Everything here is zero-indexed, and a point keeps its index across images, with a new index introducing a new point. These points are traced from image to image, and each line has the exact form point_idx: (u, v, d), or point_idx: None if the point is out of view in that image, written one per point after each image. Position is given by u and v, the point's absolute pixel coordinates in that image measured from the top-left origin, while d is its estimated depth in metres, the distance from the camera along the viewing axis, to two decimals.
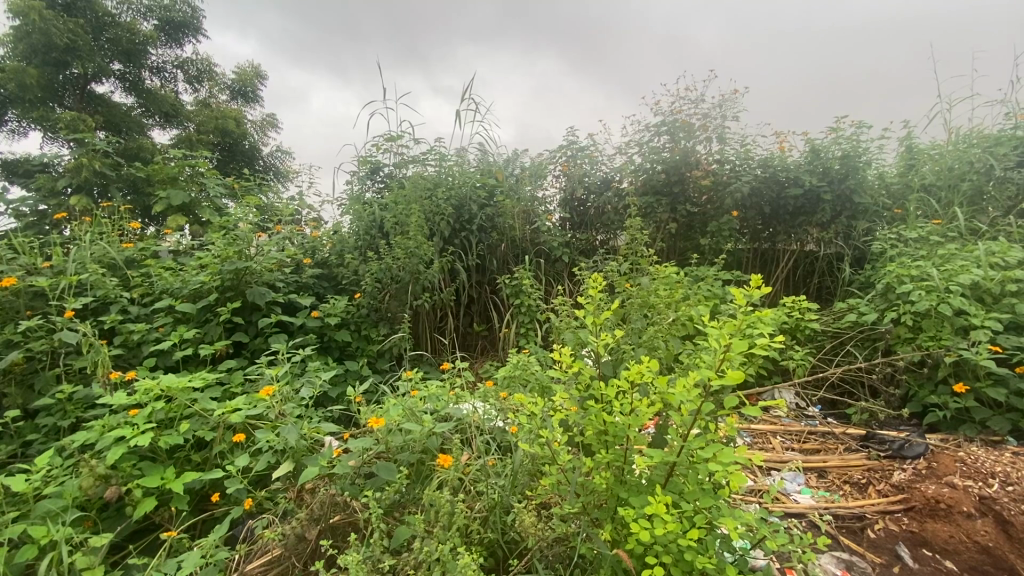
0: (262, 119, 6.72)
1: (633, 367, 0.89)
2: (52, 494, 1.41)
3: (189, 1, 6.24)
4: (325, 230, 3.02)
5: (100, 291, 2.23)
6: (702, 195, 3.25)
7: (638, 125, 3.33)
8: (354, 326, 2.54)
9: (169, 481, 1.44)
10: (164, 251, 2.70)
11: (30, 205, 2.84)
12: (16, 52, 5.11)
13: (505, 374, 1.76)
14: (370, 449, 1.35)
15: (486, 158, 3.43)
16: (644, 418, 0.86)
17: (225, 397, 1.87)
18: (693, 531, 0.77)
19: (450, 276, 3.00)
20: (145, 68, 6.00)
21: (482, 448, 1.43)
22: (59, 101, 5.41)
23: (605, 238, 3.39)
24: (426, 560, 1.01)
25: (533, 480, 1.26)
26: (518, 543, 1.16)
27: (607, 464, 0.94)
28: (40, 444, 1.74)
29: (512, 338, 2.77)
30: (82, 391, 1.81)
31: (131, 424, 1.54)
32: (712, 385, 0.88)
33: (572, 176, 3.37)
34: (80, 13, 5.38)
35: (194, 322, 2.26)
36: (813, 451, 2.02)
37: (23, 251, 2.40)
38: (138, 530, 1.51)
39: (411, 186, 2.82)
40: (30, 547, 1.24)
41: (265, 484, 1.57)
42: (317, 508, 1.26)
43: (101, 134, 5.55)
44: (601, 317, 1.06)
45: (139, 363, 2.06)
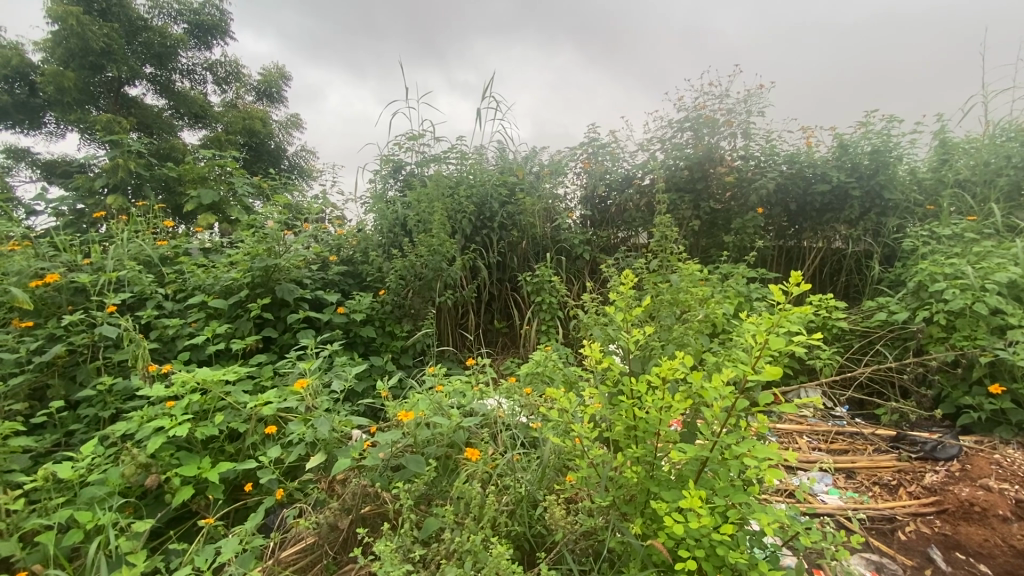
0: (286, 119, 6.82)
1: (665, 362, 0.89)
2: (96, 481, 1.47)
3: (217, 5, 6.39)
4: (349, 228, 3.06)
5: (137, 288, 2.30)
6: (725, 193, 3.21)
7: (660, 121, 3.29)
8: (378, 323, 2.58)
9: (206, 470, 1.49)
10: (195, 248, 2.78)
11: (70, 203, 2.95)
12: (54, 57, 5.29)
13: (527, 371, 1.77)
14: (399, 441, 1.38)
15: (506, 155, 3.44)
16: (675, 414, 0.86)
17: (257, 391, 1.92)
18: (726, 527, 0.77)
19: (471, 274, 3.03)
20: (175, 71, 6.16)
21: (507, 443, 1.45)
22: (96, 104, 5.60)
23: (626, 236, 3.37)
24: (458, 550, 1.04)
25: (559, 474, 1.27)
26: (544, 537, 1.19)
27: (637, 458, 0.95)
28: (83, 434, 1.81)
29: (534, 335, 2.79)
30: (122, 383, 1.89)
31: (168, 415, 1.60)
32: (746, 382, 0.88)
33: (593, 174, 3.35)
34: (114, 18, 5.55)
35: (226, 318, 2.33)
36: (840, 451, 1.98)
37: (65, 249, 2.49)
38: (176, 517, 1.57)
39: (433, 185, 2.85)
40: (77, 532, 1.30)
41: (296, 475, 1.61)
42: (348, 499, 1.29)
43: (135, 135, 5.73)
44: (631, 314, 1.06)
45: (174, 357, 2.14)
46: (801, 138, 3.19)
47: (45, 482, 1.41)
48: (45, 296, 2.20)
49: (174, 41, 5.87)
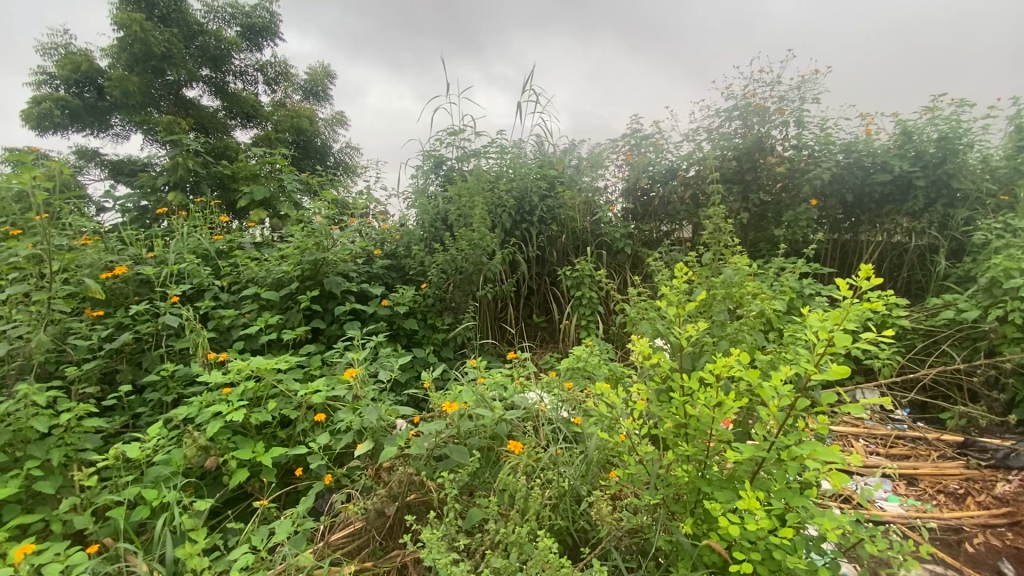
0: (331, 117, 7.01)
1: (720, 359, 0.86)
2: (161, 461, 1.56)
3: (268, 7, 6.61)
4: (392, 223, 3.12)
5: (195, 280, 2.43)
6: (776, 184, 3.08)
7: (707, 110, 3.18)
8: (420, 315, 2.63)
9: (260, 455, 1.56)
10: (248, 243, 2.90)
11: (135, 201, 3.13)
12: (120, 62, 5.62)
13: (568, 365, 1.75)
14: (443, 432, 1.40)
15: (545, 149, 3.41)
16: (729, 412, 0.83)
17: (306, 379, 1.99)
18: (785, 531, 0.74)
19: (511, 268, 3.03)
20: (229, 73, 6.43)
21: (549, 437, 1.45)
22: (157, 106, 5.92)
23: (669, 230, 3.29)
24: (503, 541, 1.04)
25: (602, 471, 1.26)
26: (588, 532, 1.18)
27: (687, 457, 0.92)
28: (148, 416, 1.93)
29: (573, 330, 2.78)
30: (183, 370, 2.00)
31: (225, 400, 1.68)
32: (807, 380, 0.84)
33: (636, 166, 3.25)
34: (174, 23, 5.84)
35: (278, 309, 2.42)
36: (901, 457, 1.87)
37: (131, 243, 2.65)
38: (232, 498, 1.65)
39: (474, 179, 2.86)
40: (145, 507, 1.39)
41: (343, 462, 1.66)
42: (395, 486, 1.32)
43: (193, 135, 6.03)
44: (682, 309, 1.03)
45: (230, 346, 2.25)
46: (859, 125, 3.02)
47: (116, 461, 1.51)
48: (114, 287, 2.35)
49: (228, 44, 6.12)
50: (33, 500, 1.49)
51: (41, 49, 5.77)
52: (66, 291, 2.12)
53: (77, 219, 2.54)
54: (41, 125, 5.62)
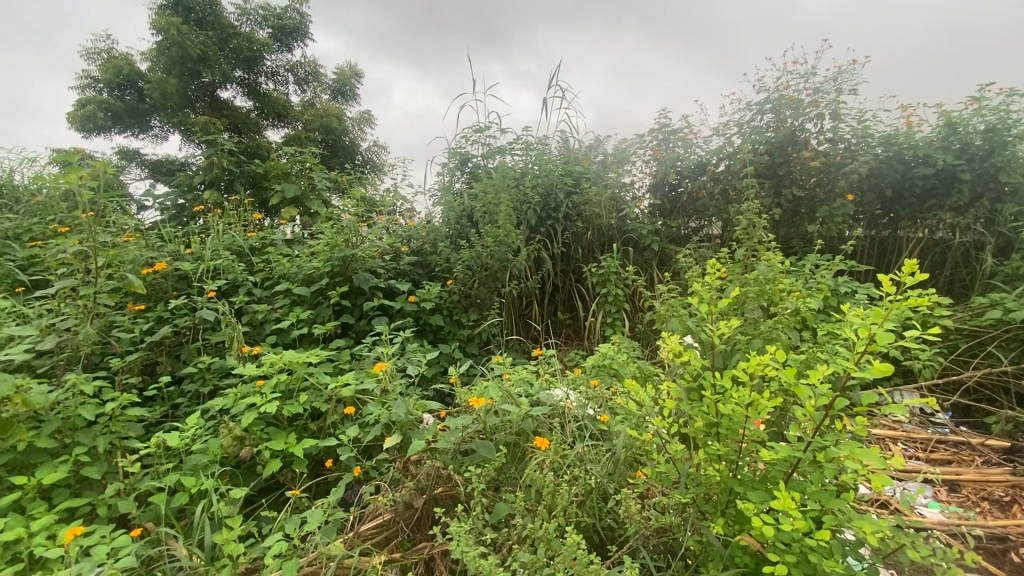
0: (359, 116, 7.12)
1: (754, 357, 0.84)
2: (198, 450, 1.62)
3: (298, 9, 6.74)
4: (419, 220, 3.16)
5: (230, 276, 2.50)
6: (809, 178, 2.99)
7: (738, 104, 3.11)
8: (446, 311, 2.65)
9: (292, 446, 1.60)
10: (280, 240, 2.97)
11: (173, 199, 3.25)
12: (159, 65, 5.82)
13: (594, 362, 1.74)
14: (469, 426, 1.41)
15: (571, 145, 3.39)
16: (764, 411, 0.81)
17: (336, 373, 2.03)
18: (823, 533, 0.72)
19: (536, 265, 3.02)
20: (261, 74, 6.59)
21: (575, 434, 1.44)
22: (193, 107, 6.11)
23: (698, 226, 3.22)
24: (531, 536, 1.05)
25: (630, 469, 1.25)
26: (615, 530, 1.17)
27: (719, 456, 0.90)
28: (186, 407, 2.00)
29: (599, 327, 2.76)
30: (219, 362, 2.06)
31: (259, 392, 1.73)
32: (846, 379, 0.81)
33: (664, 161, 3.19)
34: (209, 26, 6.02)
35: (308, 305, 2.48)
36: (942, 462, 1.80)
37: (170, 240, 2.75)
38: (266, 487, 1.70)
39: (500, 176, 2.87)
40: (185, 494, 1.44)
41: (372, 454, 1.69)
42: (422, 480, 1.33)
43: (227, 135, 6.21)
44: (714, 306, 1.01)
45: (263, 340, 2.31)
46: (900, 117, 2.90)
47: (158, 449, 1.57)
48: (154, 282, 2.45)
49: (260, 46, 6.27)
50: (81, 484, 1.57)
51: (86, 53, 6.02)
52: (110, 286, 2.21)
53: (120, 216, 2.65)
54: (86, 126, 5.88)
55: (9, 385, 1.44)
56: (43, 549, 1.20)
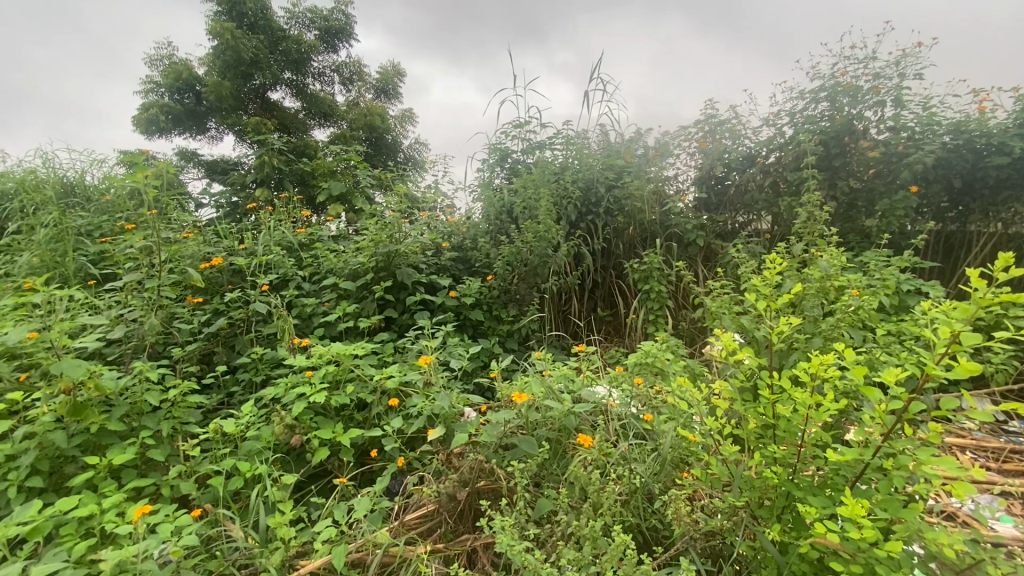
0: (401, 114, 7.26)
1: (819, 355, 0.79)
2: (252, 437, 1.69)
3: (343, 10, 6.89)
4: (459, 216, 3.18)
5: (281, 270, 2.60)
6: (867, 170, 2.83)
7: (790, 92, 2.98)
8: (486, 306, 2.66)
9: (340, 435, 1.65)
10: (327, 236, 3.06)
11: (228, 197, 3.40)
12: (215, 68, 6.09)
13: (636, 360, 1.71)
14: (511, 421, 1.41)
15: (611, 138, 3.32)
16: (829, 414, 0.77)
17: (380, 366, 2.08)
18: (894, 544, 0.68)
19: (576, 260, 3.00)
20: (309, 75, 6.79)
21: (618, 432, 1.42)
22: (245, 109, 6.37)
23: (746, 220, 3.11)
24: (577, 533, 1.04)
25: (676, 470, 1.23)
26: (661, 531, 1.15)
27: (777, 459, 0.86)
28: (241, 395, 2.09)
29: (641, 324, 2.72)
30: (270, 353, 2.15)
31: (308, 383, 1.79)
32: (921, 380, 0.76)
33: (710, 153, 3.08)
34: (261, 30, 6.25)
35: (354, 299, 2.55)
36: (1017, 473, 1.66)
37: (226, 236, 2.88)
38: (315, 475, 1.76)
39: (540, 171, 2.86)
40: (240, 478, 1.51)
41: (415, 446, 1.72)
42: (466, 472, 1.34)
43: (277, 135, 6.44)
44: (773, 301, 0.96)
45: (312, 332, 2.39)
46: (972, 102, 2.69)
47: (216, 434, 1.65)
48: (211, 276, 2.57)
49: (308, 47, 6.46)
50: (147, 465, 1.67)
51: (149, 60, 6.38)
52: (172, 280, 2.34)
53: (180, 213, 2.79)
54: (150, 129, 6.23)
55: (85, 372, 1.55)
56: (115, 525, 1.29)
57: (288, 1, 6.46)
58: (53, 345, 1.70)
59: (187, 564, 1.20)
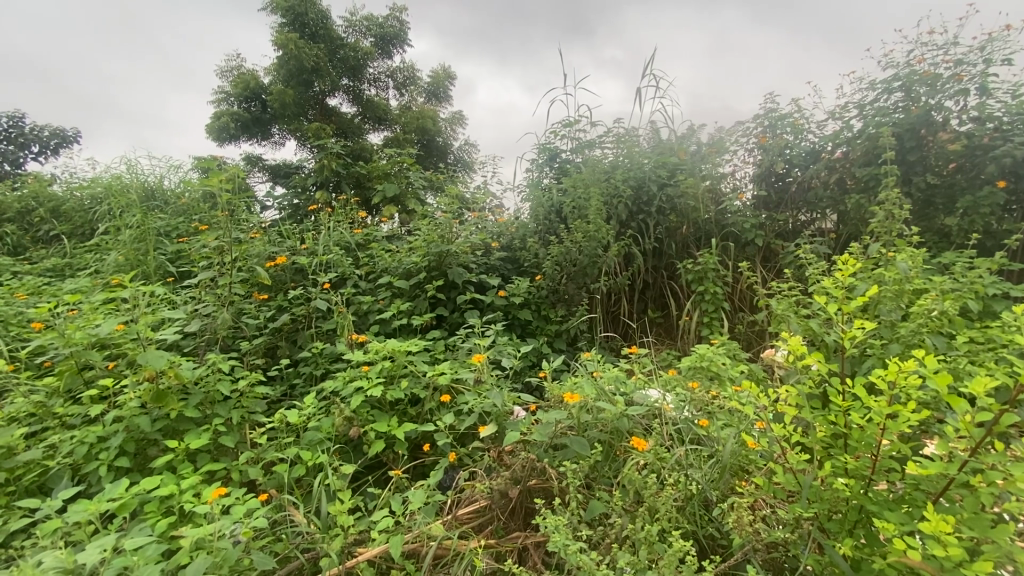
0: (452, 116, 7.40)
1: (898, 361, 0.75)
2: (313, 427, 1.78)
3: (398, 17, 7.09)
4: (509, 216, 3.22)
5: (340, 269, 2.71)
6: (947, 164, 2.62)
7: (859, 83, 2.82)
8: (534, 306, 2.67)
9: (394, 428, 1.71)
10: (382, 236, 3.17)
11: (290, 199, 3.58)
12: (279, 77, 6.42)
13: (690, 364, 1.67)
14: (562, 422, 1.41)
15: (662, 136, 3.21)
16: (909, 424, 0.72)
17: (433, 362, 2.13)
18: (985, 565, 0.63)
19: (626, 261, 2.96)
20: (365, 81, 7.03)
21: (673, 437, 1.38)
22: (306, 115, 6.68)
23: (809, 219, 2.97)
24: (632, 537, 1.03)
25: (735, 477, 1.19)
26: (719, 539, 1.12)
27: (849, 470, 0.82)
28: (303, 387, 2.20)
29: (694, 326, 2.65)
30: (330, 348, 2.25)
31: (366, 377, 1.86)
32: (1017, 391, 0.70)
33: (770, 149, 2.95)
34: (321, 39, 6.53)
35: (407, 297, 2.63)
36: None
37: (289, 237, 3.03)
38: (371, 466, 1.83)
39: (589, 170, 2.85)
40: (303, 466, 1.59)
41: (465, 443, 1.75)
42: (518, 471, 1.36)
43: (335, 140, 6.72)
44: (845, 304, 0.91)
45: (368, 328, 2.48)
46: None
47: (281, 424, 1.75)
48: (276, 274, 2.72)
49: (364, 54, 6.70)
50: (218, 450, 1.78)
51: (220, 71, 6.81)
52: (241, 277, 2.49)
53: (248, 215, 2.96)
54: (220, 136, 6.65)
55: (166, 362, 1.68)
56: (192, 505, 1.39)
57: (347, 10, 6.72)
58: (139, 336, 1.86)
59: (256, 544, 1.27)
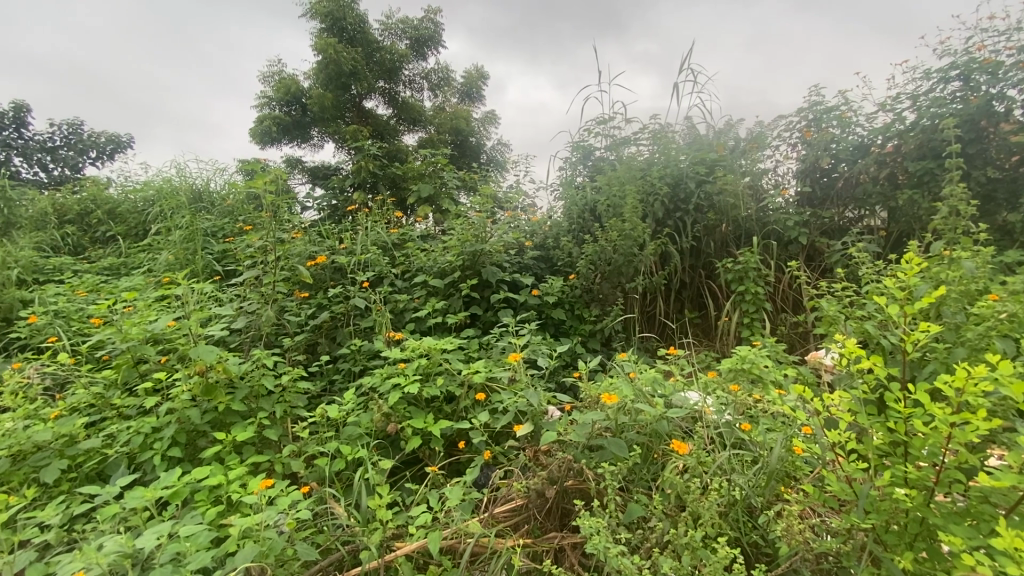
0: (485, 116, 7.45)
1: (966, 367, 0.70)
2: (352, 422, 1.82)
3: (433, 18, 7.18)
4: (542, 215, 3.21)
5: (376, 268, 2.77)
6: (1010, 157, 2.47)
7: (912, 73, 2.68)
8: (568, 305, 2.66)
9: (431, 425, 1.73)
10: (417, 235, 3.22)
11: (329, 200, 3.67)
12: (318, 81, 6.60)
13: (730, 365, 1.63)
14: (599, 422, 1.39)
15: (700, 132, 3.13)
16: (978, 433, 0.68)
17: (468, 360, 2.15)
18: None
19: (663, 260, 2.90)
20: (400, 83, 7.15)
21: (714, 441, 1.35)
22: (344, 117, 6.84)
23: (856, 216, 2.85)
24: (674, 542, 1.01)
25: (781, 483, 1.15)
26: (764, 546, 1.09)
27: (910, 479, 0.78)
28: (341, 382, 2.26)
29: (734, 327, 2.58)
30: (367, 345, 2.30)
31: (403, 374, 1.90)
32: None
33: (815, 143, 2.84)
34: (358, 43, 6.68)
35: (442, 296, 2.65)
36: None
37: (328, 236, 3.11)
38: (408, 461, 1.86)
39: (624, 168, 2.81)
40: (342, 460, 1.63)
41: (500, 441, 1.76)
42: (554, 470, 1.35)
43: (371, 142, 6.86)
44: (907, 306, 0.86)
45: (404, 326, 2.52)
46: None
47: (321, 418, 1.80)
48: (316, 273, 2.80)
49: (399, 56, 6.80)
50: (263, 443, 1.84)
51: (263, 77, 7.05)
52: (283, 276, 2.57)
53: (290, 215, 3.05)
54: (263, 140, 6.88)
55: (214, 357, 1.75)
56: (240, 495, 1.44)
57: (383, 14, 6.84)
58: (189, 332, 1.94)
59: (299, 535, 1.31)
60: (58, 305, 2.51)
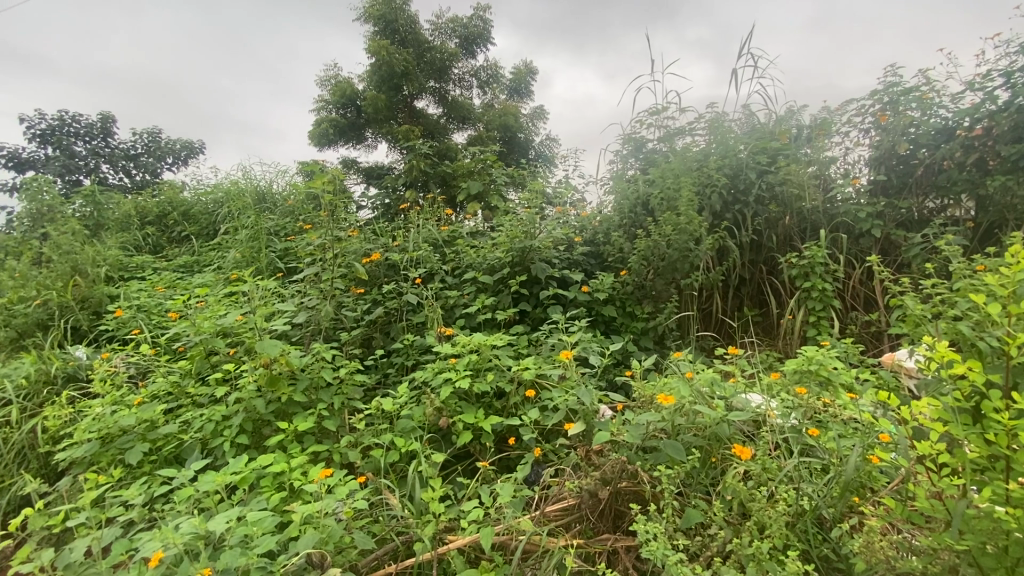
0: (534, 112, 7.43)
1: None
2: (406, 415, 1.86)
3: (481, 16, 7.21)
4: (592, 210, 3.16)
5: (428, 265, 2.81)
6: None
7: (1006, 46, 2.41)
8: (619, 302, 2.61)
9: (481, 421, 1.74)
10: (467, 232, 3.24)
11: (382, 199, 3.77)
12: (371, 83, 6.79)
13: (796, 366, 1.54)
14: (655, 424, 1.35)
15: (760, 120, 2.97)
16: None
17: (517, 357, 2.15)
18: None
19: (720, 255, 2.78)
20: (450, 82, 7.24)
21: (779, 446, 1.28)
22: (396, 118, 7.00)
23: (939, 206, 2.62)
24: (738, 552, 0.97)
25: (855, 495, 1.07)
26: (837, 560, 1.02)
27: (1014, 498, 0.71)
28: (395, 376, 2.31)
29: (798, 326, 2.45)
30: (419, 341, 2.35)
31: (454, 369, 1.91)
32: None
33: (891, 128, 2.62)
34: (409, 44, 6.81)
35: (491, 292, 2.66)
36: None
37: (382, 235, 3.19)
38: (459, 455, 1.88)
39: (679, 160, 2.72)
40: (396, 452, 1.66)
41: (551, 439, 1.75)
42: (608, 471, 1.32)
43: (422, 141, 6.99)
44: (1013, 307, 0.77)
45: (455, 322, 2.55)
46: None
47: (377, 411, 1.85)
48: (371, 270, 2.87)
49: (449, 55, 6.88)
50: (322, 433, 1.91)
51: (320, 82, 7.33)
52: (340, 273, 2.67)
53: (346, 215, 3.16)
54: (320, 142, 7.16)
55: (277, 350, 1.83)
56: (302, 482, 1.50)
57: (433, 14, 6.94)
58: (255, 326, 2.05)
59: (356, 524, 1.35)
60: (140, 300, 2.71)
